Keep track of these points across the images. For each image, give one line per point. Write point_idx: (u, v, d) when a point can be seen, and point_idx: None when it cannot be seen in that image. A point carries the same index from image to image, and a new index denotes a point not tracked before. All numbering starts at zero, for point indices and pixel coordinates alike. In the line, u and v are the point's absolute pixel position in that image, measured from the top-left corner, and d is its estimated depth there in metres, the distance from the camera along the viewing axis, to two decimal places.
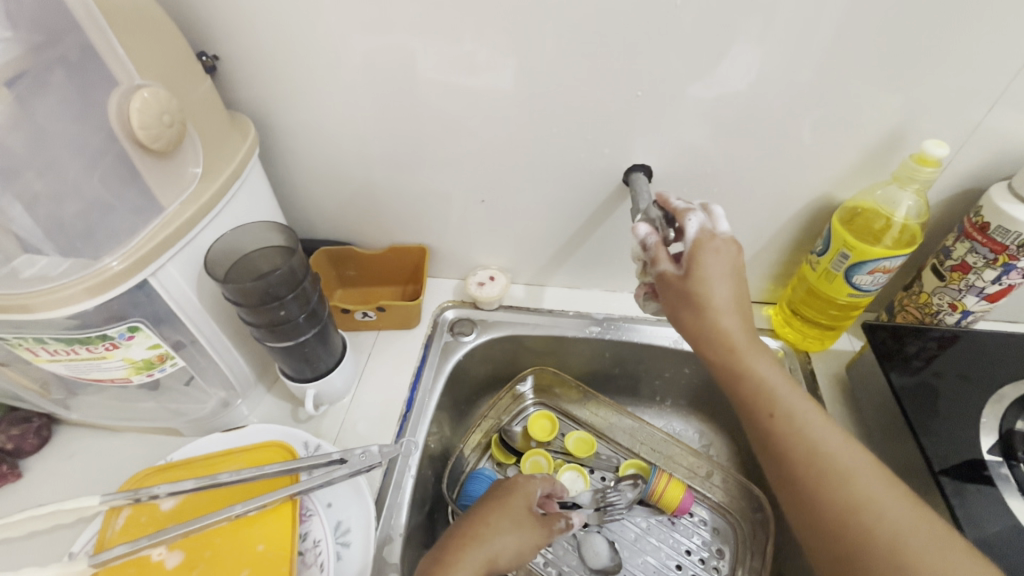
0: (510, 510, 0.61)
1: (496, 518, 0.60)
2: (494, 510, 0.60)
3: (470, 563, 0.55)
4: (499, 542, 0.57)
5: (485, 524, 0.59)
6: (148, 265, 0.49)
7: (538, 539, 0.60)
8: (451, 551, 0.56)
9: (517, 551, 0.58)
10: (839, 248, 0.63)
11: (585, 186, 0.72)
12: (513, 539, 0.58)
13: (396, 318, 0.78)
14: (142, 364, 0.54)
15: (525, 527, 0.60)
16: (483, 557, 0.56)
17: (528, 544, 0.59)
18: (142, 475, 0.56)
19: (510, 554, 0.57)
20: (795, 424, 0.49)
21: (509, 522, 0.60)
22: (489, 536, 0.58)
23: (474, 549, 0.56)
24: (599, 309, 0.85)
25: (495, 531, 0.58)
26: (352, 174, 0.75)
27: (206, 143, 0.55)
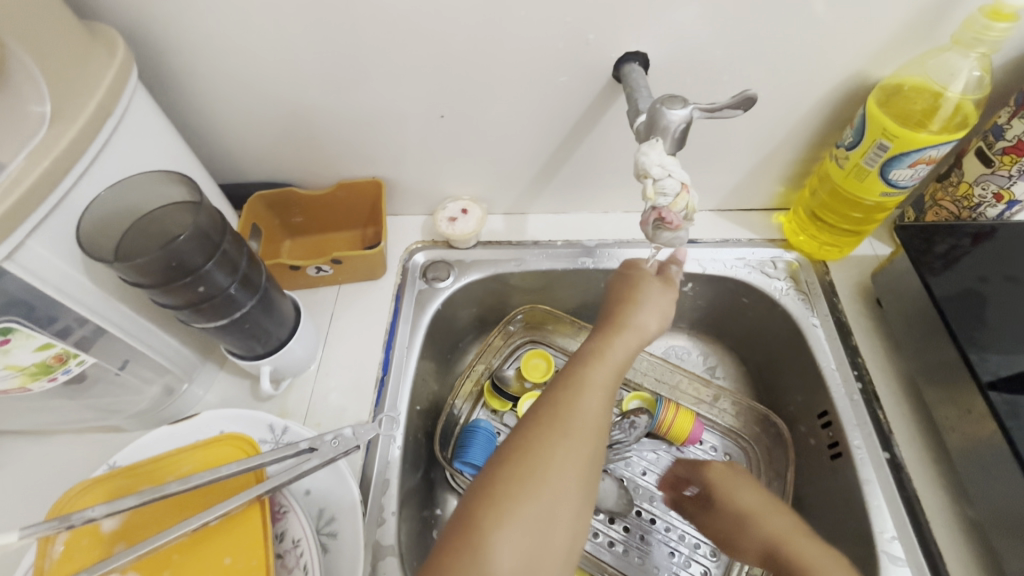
0: (640, 278, 0.53)
1: (629, 290, 0.52)
2: (630, 285, 0.53)
3: (622, 341, 0.48)
4: (641, 311, 0.50)
5: (627, 296, 0.52)
6: (1, 246, 0.37)
7: (669, 300, 0.52)
8: (602, 331, 0.49)
9: (660, 311, 0.51)
10: (875, 138, 0.52)
11: (567, 87, 0.58)
12: (651, 301, 0.51)
13: (357, 270, 0.66)
14: (37, 369, 0.43)
15: (658, 291, 0.52)
16: (634, 333, 0.49)
17: (666, 303, 0.52)
18: (75, 494, 0.47)
19: (655, 317, 0.50)
20: (729, 495, 0.57)
21: (644, 290, 0.52)
22: (632, 307, 0.50)
23: (619, 326, 0.49)
24: (591, 234, 0.74)
25: (633, 303, 0.51)
26: (274, 97, 0.60)
27: (47, 67, 0.39)
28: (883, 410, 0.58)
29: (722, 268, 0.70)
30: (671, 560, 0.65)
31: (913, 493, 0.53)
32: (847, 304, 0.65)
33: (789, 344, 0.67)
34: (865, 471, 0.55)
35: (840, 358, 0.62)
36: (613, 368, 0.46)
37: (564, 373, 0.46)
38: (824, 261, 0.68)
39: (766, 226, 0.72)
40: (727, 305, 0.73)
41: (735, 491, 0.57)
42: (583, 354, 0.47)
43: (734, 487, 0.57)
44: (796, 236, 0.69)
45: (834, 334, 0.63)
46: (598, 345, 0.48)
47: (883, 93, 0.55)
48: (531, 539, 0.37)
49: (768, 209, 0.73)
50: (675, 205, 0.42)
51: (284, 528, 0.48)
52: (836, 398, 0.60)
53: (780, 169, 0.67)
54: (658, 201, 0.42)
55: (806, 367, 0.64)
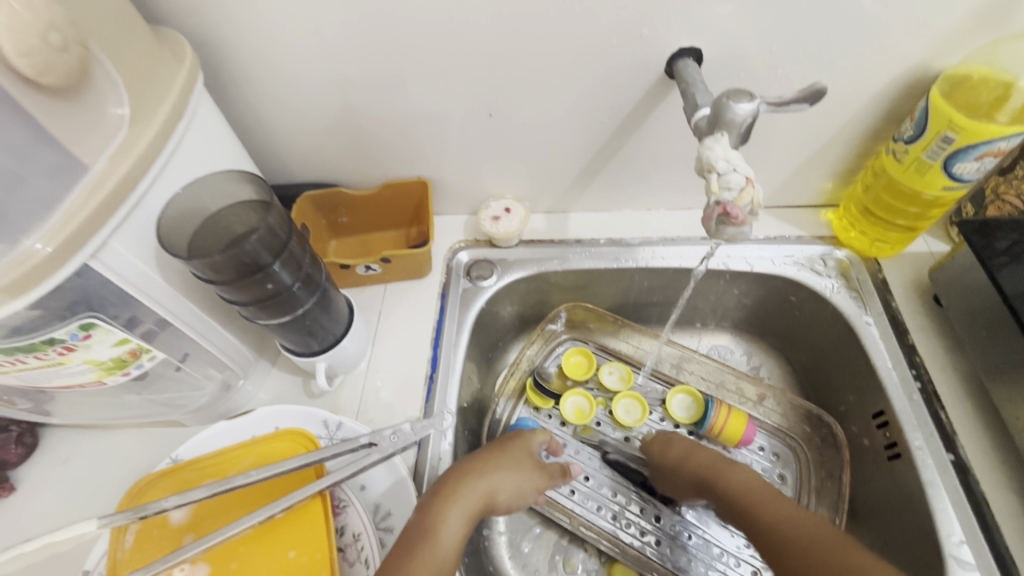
0: (512, 449, 0.54)
1: (506, 459, 0.53)
2: (500, 453, 0.53)
3: (470, 500, 0.48)
4: (504, 482, 0.51)
5: (483, 458, 0.52)
6: (86, 244, 0.38)
7: (538, 479, 0.54)
8: (457, 472, 0.50)
9: (520, 490, 0.52)
10: (939, 131, 0.51)
11: (617, 83, 0.58)
12: (514, 476, 0.52)
13: (404, 268, 0.67)
14: (113, 364, 0.45)
15: (525, 467, 0.53)
16: (484, 493, 0.49)
17: (531, 484, 0.53)
18: (145, 483, 0.48)
19: (510, 493, 0.51)
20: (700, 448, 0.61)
21: (516, 468, 0.53)
22: (493, 472, 0.51)
23: (472, 483, 0.49)
24: (633, 233, 0.74)
25: (500, 469, 0.51)
26: (325, 101, 0.61)
27: (125, 71, 0.41)
28: (945, 410, 0.56)
29: (769, 265, 0.69)
30: (720, 560, 0.65)
31: (981, 496, 0.52)
32: (901, 301, 0.64)
33: (840, 343, 0.66)
34: (928, 473, 0.54)
35: (896, 356, 0.60)
36: (455, 524, 0.46)
37: (427, 498, 0.47)
38: (875, 258, 0.67)
39: (814, 222, 0.71)
40: (773, 302, 0.72)
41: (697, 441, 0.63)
42: (434, 490, 0.48)
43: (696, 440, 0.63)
44: (846, 232, 0.68)
45: (889, 332, 0.62)
46: (439, 496, 0.47)
47: (947, 85, 0.53)
48: None
49: (816, 204, 0.72)
50: (741, 199, 0.42)
51: (344, 523, 0.49)
52: (893, 396, 0.58)
53: (830, 164, 0.66)
54: (723, 196, 0.42)
55: (860, 365, 0.63)
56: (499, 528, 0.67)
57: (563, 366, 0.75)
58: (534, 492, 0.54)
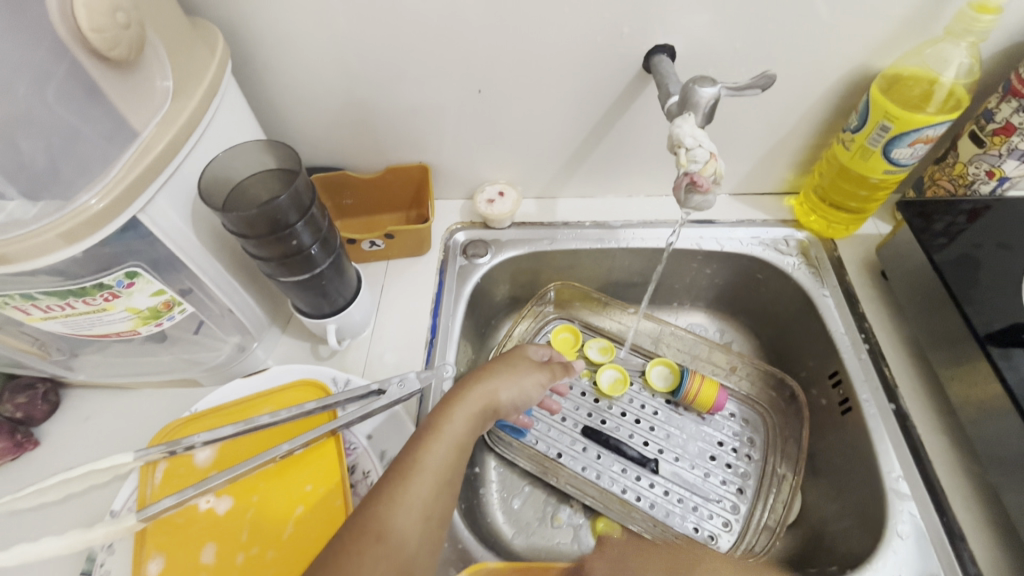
0: (509, 358, 0.58)
1: (505, 365, 0.56)
2: (499, 362, 0.57)
3: (475, 401, 0.51)
4: (505, 383, 0.54)
5: (485, 368, 0.55)
6: (133, 201, 0.43)
7: (538, 378, 0.57)
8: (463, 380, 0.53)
9: (522, 390, 0.56)
10: (878, 120, 0.59)
11: (600, 77, 0.65)
12: (513, 378, 0.55)
13: (405, 245, 0.73)
14: (149, 314, 0.49)
15: (524, 371, 0.57)
16: (486, 395, 0.52)
17: (530, 384, 0.57)
18: (170, 428, 0.53)
19: (512, 392, 0.54)
20: None
21: (516, 370, 0.56)
22: (494, 376, 0.54)
23: (477, 387, 0.52)
24: (616, 216, 0.80)
25: (501, 374, 0.55)
26: (335, 89, 0.67)
27: (169, 49, 0.46)
28: (889, 368, 0.64)
29: (738, 246, 0.76)
30: (695, 512, 0.70)
31: (918, 443, 0.59)
32: (854, 277, 0.71)
33: (801, 314, 0.73)
34: (874, 422, 0.61)
35: (849, 323, 0.68)
36: (461, 421, 0.49)
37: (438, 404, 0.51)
38: (832, 239, 0.74)
39: (778, 208, 0.79)
40: (742, 281, 0.79)
41: None
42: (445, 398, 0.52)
43: None
44: (806, 216, 0.76)
45: (843, 304, 0.69)
46: (447, 400, 0.51)
47: (885, 82, 0.62)
48: (423, 517, 0.43)
49: (779, 192, 0.80)
50: (705, 171, 0.49)
51: (354, 462, 0.54)
52: (846, 358, 0.65)
53: (791, 154, 0.73)
54: (691, 168, 0.49)
55: (818, 335, 0.70)
56: (493, 488, 0.73)
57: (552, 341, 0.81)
58: (537, 390, 0.57)
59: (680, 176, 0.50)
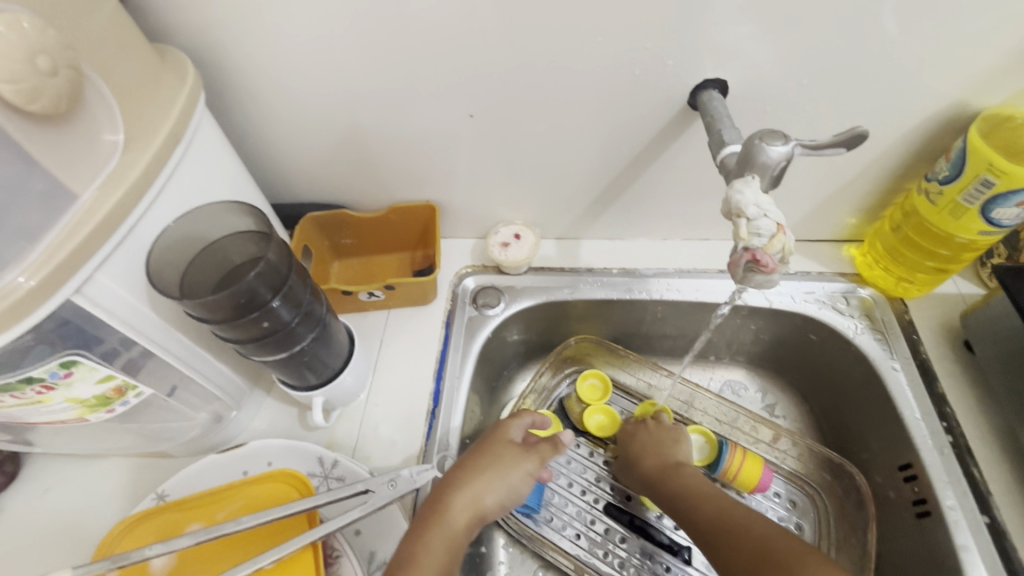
0: (492, 446, 0.51)
1: (488, 459, 0.50)
2: (481, 454, 0.50)
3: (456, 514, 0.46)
4: (487, 485, 0.48)
5: (465, 467, 0.49)
6: (70, 279, 0.36)
7: (528, 466, 0.50)
8: (443, 490, 0.48)
9: (510, 488, 0.49)
10: (977, 173, 0.48)
11: (635, 113, 0.56)
12: (499, 476, 0.49)
13: (407, 295, 0.65)
14: (96, 401, 0.42)
15: (511, 464, 0.50)
16: (468, 504, 0.47)
17: (520, 476, 0.50)
18: (125, 526, 0.46)
19: (499, 494, 0.48)
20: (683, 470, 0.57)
21: (501, 466, 0.49)
22: (476, 478, 0.48)
23: (461, 497, 0.47)
24: (647, 263, 0.71)
25: (483, 472, 0.49)
26: (331, 120, 0.59)
27: (119, 94, 0.38)
28: (977, 466, 0.54)
29: (790, 303, 0.66)
30: None
31: (1020, 565, 0.49)
32: (929, 348, 0.61)
33: (863, 387, 0.63)
34: (961, 535, 0.51)
35: (925, 406, 0.57)
36: (444, 548, 0.44)
37: (416, 524, 0.46)
38: (902, 298, 0.64)
39: (836, 258, 0.68)
40: (791, 341, 0.69)
41: (660, 446, 0.60)
42: (423, 516, 0.46)
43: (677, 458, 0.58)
44: (870, 271, 0.65)
45: (917, 380, 0.59)
46: (427, 520, 0.46)
47: (986, 124, 0.51)
48: None
49: (837, 239, 0.69)
50: (770, 247, 0.39)
51: (336, 574, 0.46)
52: (922, 449, 0.55)
53: (856, 200, 0.63)
54: (752, 242, 0.39)
55: (884, 414, 0.60)
56: (502, 573, 0.64)
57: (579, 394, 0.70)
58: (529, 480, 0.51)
59: (735, 253, 0.40)
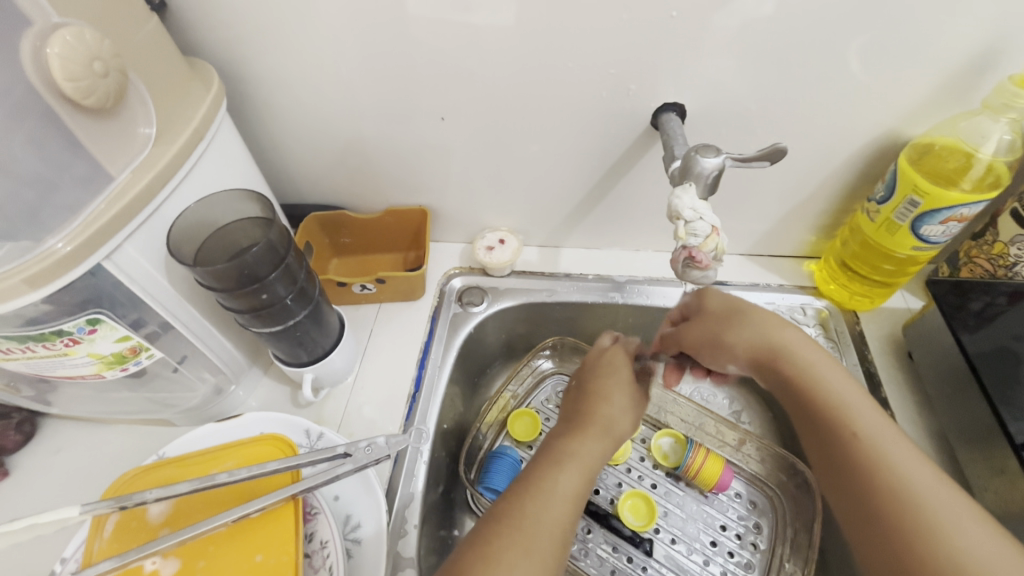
0: (616, 370, 0.56)
1: (611, 384, 0.55)
2: (613, 376, 0.55)
3: (596, 431, 0.50)
4: (615, 405, 0.53)
5: (601, 386, 0.54)
6: (102, 247, 0.42)
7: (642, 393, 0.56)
8: (586, 402, 0.53)
9: (632, 409, 0.54)
10: (906, 194, 0.54)
11: (607, 131, 0.62)
12: (625, 394, 0.54)
13: (397, 290, 0.71)
14: (113, 359, 0.48)
15: (629, 387, 0.55)
16: (605, 415, 0.52)
17: (639, 400, 0.55)
18: (129, 477, 0.51)
19: (628, 408, 0.53)
20: (820, 377, 0.47)
21: (626, 387, 0.54)
22: (603, 400, 0.53)
23: (602, 407, 0.52)
24: (621, 271, 0.77)
25: (610, 395, 0.54)
26: (337, 129, 0.66)
27: (154, 96, 0.46)
28: None
29: None
30: None
31: None
32: (876, 357, 0.65)
33: None
34: None
35: None
36: (594, 444, 0.49)
37: (565, 427, 0.52)
38: (855, 310, 0.69)
39: (796, 273, 0.73)
40: None
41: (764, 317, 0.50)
42: (567, 425, 0.52)
43: (791, 338, 0.48)
44: (826, 284, 0.71)
45: (863, 386, 0.63)
46: (574, 426, 0.51)
47: (915, 151, 0.58)
48: (558, 541, 0.42)
49: (797, 256, 0.75)
50: (705, 246, 0.45)
51: (314, 529, 0.50)
52: None
53: (811, 218, 0.69)
54: (689, 241, 0.45)
55: None
56: None
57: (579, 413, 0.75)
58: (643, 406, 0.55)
59: (675, 251, 0.47)
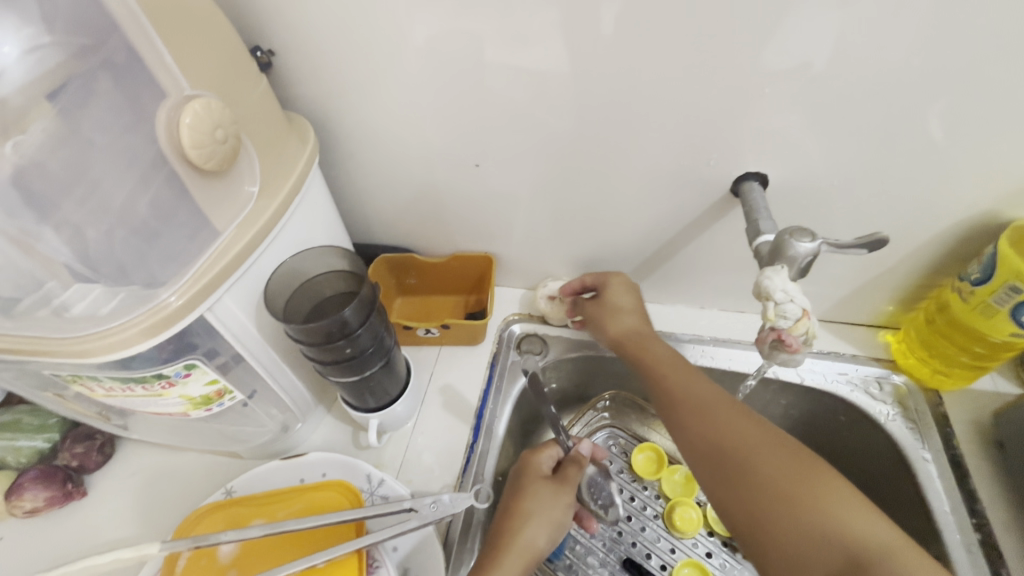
0: (532, 484, 0.57)
1: (534, 505, 0.55)
2: (525, 496, 0.56)
3: (513, 562, 0.52)
4: (534, 529, 0.54)
5: (517, 510, 0.55)
6: (205, 299, 0.44)
7: (565, 499, 0.57)
8: (499, 527, 0.54)
9: (552, 526, 0.55)
10: (1007, 279, 0.51)
11: (682, 193, 0.62)
12: (542, 515, 0.55)
13: (459, 335, 0.71)
14: (201, 400, 0.50)
15: (550, 503, 0.56)
16: (521, 551, 0.52)
17: (559, 514, 0.56)
18: (201, 513, 0.52)
19: (547, 535, 0.54)
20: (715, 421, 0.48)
21: (539, 506, 0.55)
22: (523, 524, 0.54)
23: (517, 543, 0.53)
24: (685, 328, 0.75)
25: (529, 518, 0.54)
26: (412, 177, 0.68)
27: (262, 156, 0.48)
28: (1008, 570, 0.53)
29: (821, 380, 0.68)
30: None
31: None
32: (963, 442, 0.61)
33: (893, 473, 0.63)
34: None
35: (955, 499, 0.58)
36: None
37: (482, 554, 0.53)
38: (937, 390, 0.65)
39: (869, 342, 0.71)
40: (823, 421, 0.70)
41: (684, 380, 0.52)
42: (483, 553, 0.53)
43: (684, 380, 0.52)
44: (905, 357, 0.67)
45: (948, 473, 0.60)
46: (492, 552, 0.53)
47: (1016, 234, 0.54)
48: None
49: (873, 325, 0.72)
50: (795, 329, 0.44)
51: None
52: (950, 544, 0.56)
53: (891, 288, 0.66)
54: (779, 323, 0.44)
55: (912, 505, 0.60)
56: None
57: (632, 462, 0.75)
58: (567, 511, 0.57)
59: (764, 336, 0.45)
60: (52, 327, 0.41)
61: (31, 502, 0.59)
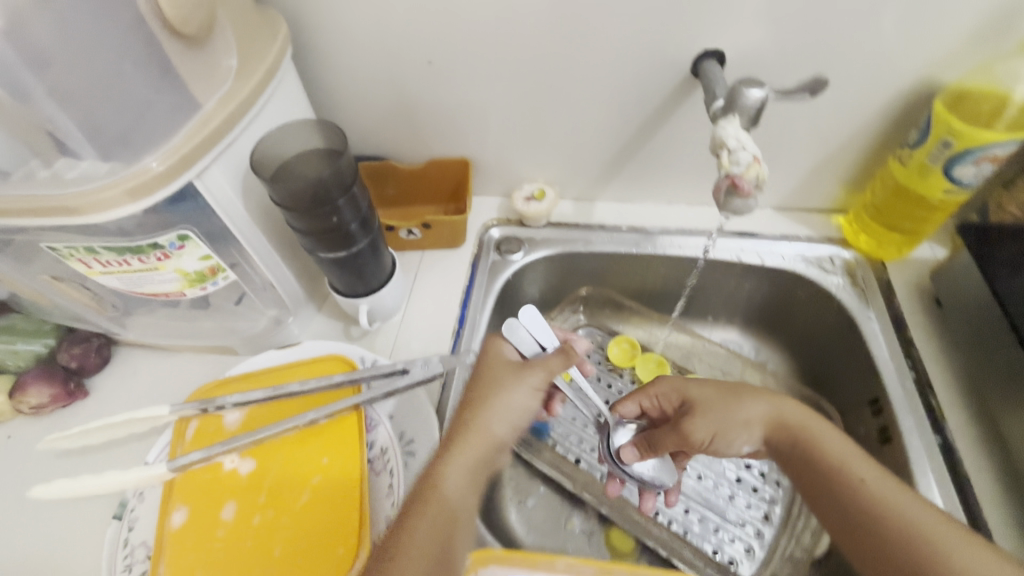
0: (486, 371, 0.50)
1: (483, 388, 0.49)
2: (479, 381, 0.50)
3: (469, 446, 0.45)
4: (488, 412, 0.47)
5: (471, 397, 0.49)
6: (190, 167, 0.46)
7: (530, 379, 0.50)
8: (453, 425, 0.47)
9: (508, 412, 0.48)
10: (941, 134, 0.56)
11: (647, 81, 0.65)
12: (499, 399, 0.48)
13: (440, 236, 0.74)
14: (195, 277, 0.52)
15: (508, 387, 0.49)
16: (476, 433, 0.46)
17: (518, 399, 0.49)
18: (205, 388, 0.56)
19: (502, 420, 0.47)
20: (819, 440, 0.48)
21: (496, 390, 0.49)
22: (476, 408, 0.47)
23: (472, 427, 0.46)
24: (656, 223, 0.79)
25: (482, 402, 0.48)
26: (385, 78, 0.69)
27: (238, 35, 0.50)
28: (937, 400, 0.60)
29: (780, 261, 0.73)
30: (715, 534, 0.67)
31: (965, 478, 0.55)
32: (905, 303, 0.68)
33: (844, 336, 0.70)
34: (915, 453, 0.58)
35: (894, 350, 0.64)
36: (460, 469, 0.44)
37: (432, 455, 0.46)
38: (882, 260, 0.71)
39: (824, 225, 0.76)
40: (783, 299, 0.76)
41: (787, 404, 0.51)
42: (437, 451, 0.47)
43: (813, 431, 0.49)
44: (856, 235, 0.72)
45: (889, 328, 0.66)
46: (446, 445, 0.46)
47: (948, 98, 0.60)
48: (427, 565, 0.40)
49: (828, 210, 0.77)
50: (747, 174, 0.48)
51: (375, 437, 0.55)
52: (891, 384, 0.62)
53: (842, 169, 0.71)
54: (732, 170, 0.48)
55: (859, 359, 0.67)
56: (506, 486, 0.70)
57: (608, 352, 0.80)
58: (530, 395, 0.50)
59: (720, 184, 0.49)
60: (47, 190, 0.43)
61: (35, 398, 0.61)
